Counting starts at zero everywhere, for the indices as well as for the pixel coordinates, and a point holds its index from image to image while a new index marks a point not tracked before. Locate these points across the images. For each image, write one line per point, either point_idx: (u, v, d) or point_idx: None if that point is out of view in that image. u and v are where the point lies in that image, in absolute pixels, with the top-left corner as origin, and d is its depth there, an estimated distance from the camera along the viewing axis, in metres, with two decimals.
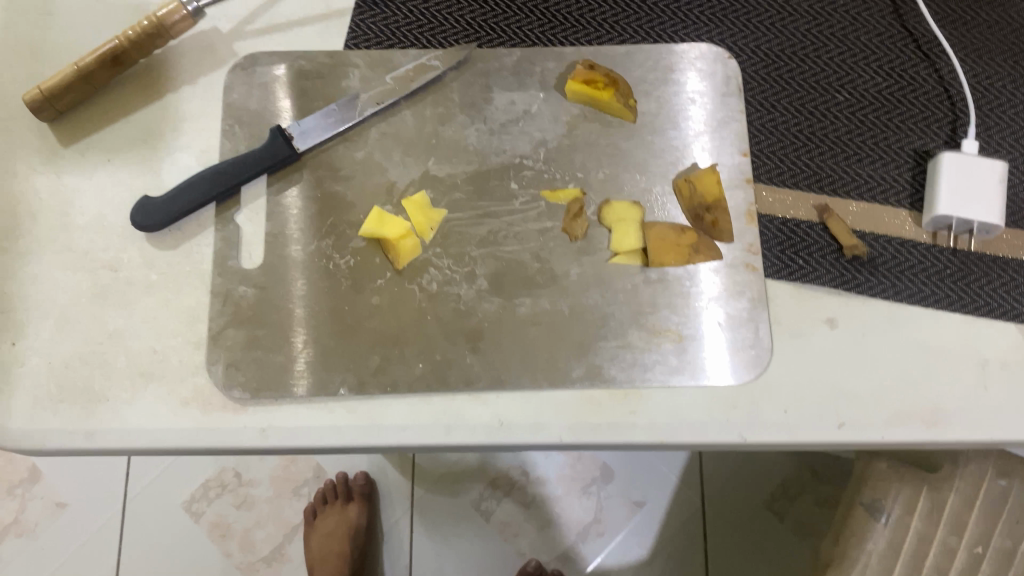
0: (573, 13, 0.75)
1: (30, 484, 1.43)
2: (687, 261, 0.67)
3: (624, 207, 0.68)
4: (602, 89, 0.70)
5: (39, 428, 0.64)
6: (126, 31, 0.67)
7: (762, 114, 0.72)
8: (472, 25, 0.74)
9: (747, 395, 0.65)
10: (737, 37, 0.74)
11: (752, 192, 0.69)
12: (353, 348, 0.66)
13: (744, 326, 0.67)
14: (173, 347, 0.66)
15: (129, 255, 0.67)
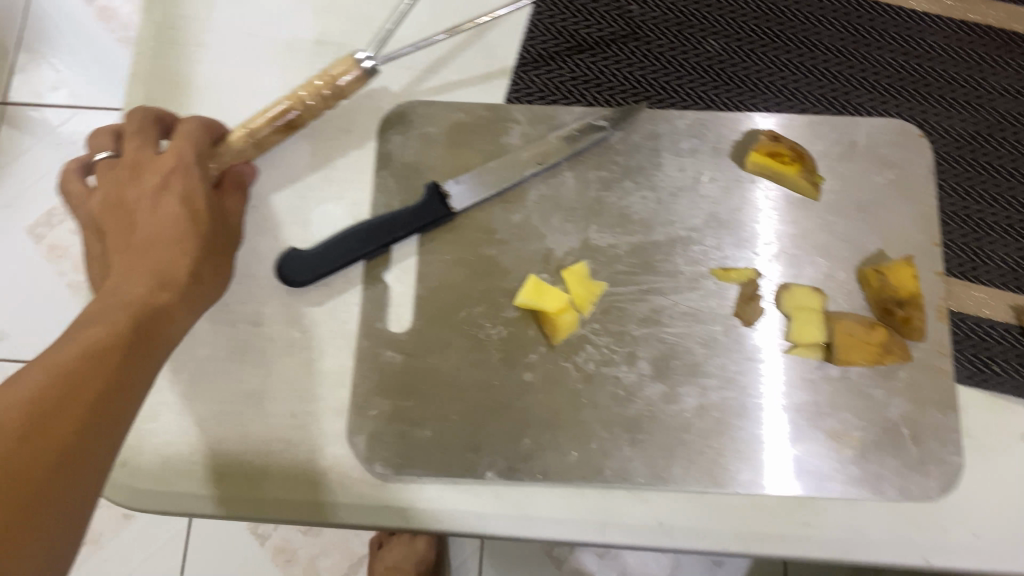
0: (750, 76, 0.69)
1: None
2: (876, 361, 0.61)
3: (805, 294, 0.62)
4: (788, 163, 0.64)
5: (168, 490, 0.60)
6: (301, 93, 0.58)
7: (955, 201, 0.66)
8: (642, 82, 0.69)
9: (932, 514, 0.59)
10: (928, 114, 0.68)
11: (943, 286, 0.64)
12: (502, 429, 0.61)
13: (933, 437, 0.60)
14: (313, 412, 0.62)
15: (271, 310, 0.64)
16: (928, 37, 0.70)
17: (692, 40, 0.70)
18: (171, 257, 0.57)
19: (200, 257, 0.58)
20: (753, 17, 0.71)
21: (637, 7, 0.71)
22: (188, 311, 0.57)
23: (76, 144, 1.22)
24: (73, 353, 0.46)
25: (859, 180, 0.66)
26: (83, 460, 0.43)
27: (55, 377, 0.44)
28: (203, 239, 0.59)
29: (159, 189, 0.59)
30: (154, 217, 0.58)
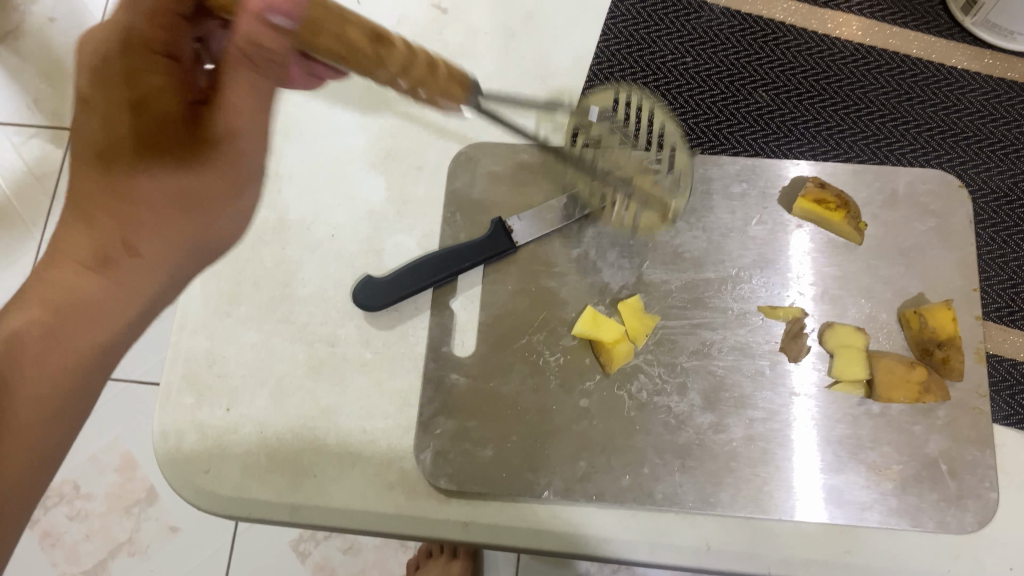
0: (798, 126, 0.74)
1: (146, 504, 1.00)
2: (916, 399, 0.64)
3: (848, 333, 0.66)
4: (833, 210, 0.68)
5: (247, 497, 0.65)
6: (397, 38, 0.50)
7: (992, 249, 0.70)
8: (696, 129, 0.74)
9: (968, 547, 0.63)
10: (968, 166, 0.72)
11: (981, 329, 0.67)
12: (560, 451, 0.65)
13: (971, 473, 0.63)
14: (382, 429, 0.66)
15: (346, 331, 0.69)
16: (967, 92, 0.74)
17: (743, 91, 0.75)
18: (152, 199, 0.49)
19: (205, 195, 0.51)
20: (801, 71, 0.75)
21: (690, 58, 0.76)
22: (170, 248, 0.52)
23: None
24: (31, 332, 0.48)
25: (902, 226, 0.70)
26: (28, 449, 0.46)
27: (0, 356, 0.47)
28: (199, 171, 0.50)
29: (147, 95, 0.47)
30: (122, 154, 0.48)
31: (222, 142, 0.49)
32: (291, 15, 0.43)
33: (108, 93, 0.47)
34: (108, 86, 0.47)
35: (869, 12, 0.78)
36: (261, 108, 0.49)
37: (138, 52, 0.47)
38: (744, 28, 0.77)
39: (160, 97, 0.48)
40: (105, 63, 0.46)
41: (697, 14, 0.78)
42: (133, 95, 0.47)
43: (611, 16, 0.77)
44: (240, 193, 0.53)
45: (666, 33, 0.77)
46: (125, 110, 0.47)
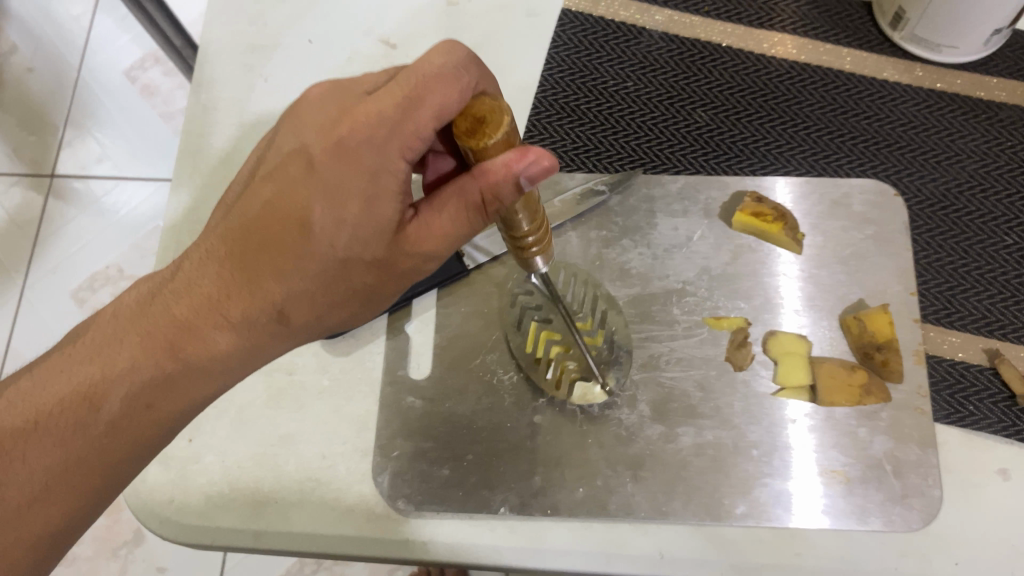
0: (737, 143, 0.76)
1: (135, 545, 1.14)
2: (857, 402, 0.66)
3: (790, 340, 0.68)
4: (771, 223, 0.70)
5: (210, 525, 0.66)
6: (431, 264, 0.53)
7: (928, 253, 0.72)
8: (638, 151, 0.76)
9: (916, 544, 0.64)
10: (903, 174, 0.75)
11: (920, 332, 0.69)
12: (514, 467, 0.66)
13: (915, 471, 0.65)
14: (341, 453, 0.68)
15: (305, 360, 0.71)
16: (899, 104, 0.77)
17: (683, 111, 0.77)
18: (304, 288, 0.50)
19: (349, 268, 0.50)
20: (738, 90, 0.78)
21: (631, 82, 0.79)
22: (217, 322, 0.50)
23: (119, 213, 1.32)
24: (122, 391, 0.49)
25: (840, 235, 0.72)
26: (76, 504, 0.49)
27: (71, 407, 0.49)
28: (364, 260, 0.49)
29: (374, 176, 0.46)
30: (329, 238, 0.47)
31: (405, 247, 0.49)
32: (533, 180, 0.43)
33: (348, 165, 0.46)
34: (325, 176, 0.46)
35: (803, 30, 0.80)
36: (445, 236, 0.48)
37: (378, 135, 0.45)
38: (683, 51, 0.80)
39: (375, 183, 0.46)
40: (360, 137, 0.45)
41: (636, 39, 0.80)
42: (356, 168, 0.45)
43: (553, 45, 0.80)
44: (383, 279, 0.52)
45: (607, 59, 0.79)
46: (341, 189, 0.46)
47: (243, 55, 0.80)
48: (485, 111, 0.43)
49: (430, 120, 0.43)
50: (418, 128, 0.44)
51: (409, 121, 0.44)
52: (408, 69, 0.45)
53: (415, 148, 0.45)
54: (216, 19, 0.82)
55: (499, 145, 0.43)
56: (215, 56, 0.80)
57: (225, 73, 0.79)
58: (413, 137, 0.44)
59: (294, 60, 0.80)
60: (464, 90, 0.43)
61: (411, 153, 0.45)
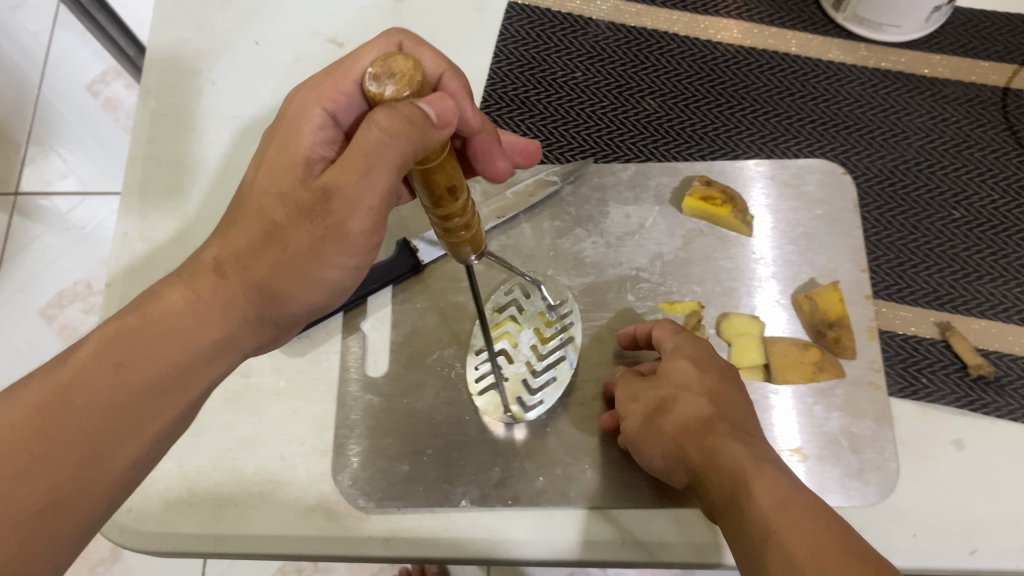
0: (686, 129, 0.77)
1: (112, 563, 1.11)
2: (811, 379, 0.67)
3: (743, 321, 0.68)
4: (720, 206, 0.70)
5: (170, 532, 0.65)
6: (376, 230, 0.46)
7: (878, 230, 0.72)
8: (588, 140, 0.76)
9: (874, 517, 0.64)
10: (850, 153, 0.75)
11: (873, 308, 0.70)
12: (474, 460, 0.66)
13: (870, 445, 0.66)
14: (300, 454, 0.67)
15: (261, 363, 0.70)
16: (845, 84, 0.78)
17: (632, 100, 0.78)
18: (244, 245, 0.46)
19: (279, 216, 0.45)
20: (686, 77, 0.79)
21: (580, 73, 0.79)
22: (182, 303, 0.46)
23: (87, 229, 1.32)
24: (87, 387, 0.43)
25: (790, 216, 0.73)
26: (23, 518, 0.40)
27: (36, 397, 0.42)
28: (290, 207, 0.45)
29: (294, 131, 0.48)
30: (258, 189, 0.47)
31: (314, 194, 0.44)
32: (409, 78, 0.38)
33: (288, 124, 0.49)
34: (269, 138, 0.50)
35: (748, 15, 0.81)
36: (353, 180, 0.43)
37: (310, 89, 0.49)
38: (630, 40, 0.80)
39: (300, 127, 0.48)
40: (298, 99, 0.50)
41: (584, 30, 0.81)
42: (291, 121, 0.49)
43: (501, 38, 0.80)
44: (324, 254, 0.46)
45: (555, 51, 0.80)
46: (280, 142, 0.48)
47: (189, 60, 0.80)
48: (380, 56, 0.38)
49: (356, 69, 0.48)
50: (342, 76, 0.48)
51: (337, 71, 0.49)
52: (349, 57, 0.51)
53: (337, 95, 0.48)
54: (160, 24, 0.81)
55: (385, 76, 0.38)
56: (160, 62, 0.79)
57: (171, 79, 0.79)
58: (334, 84, 0.48)
59: (241, 63, 0.79)
60: (392, 45, 0.50)
61: (329, 101, 0.48)
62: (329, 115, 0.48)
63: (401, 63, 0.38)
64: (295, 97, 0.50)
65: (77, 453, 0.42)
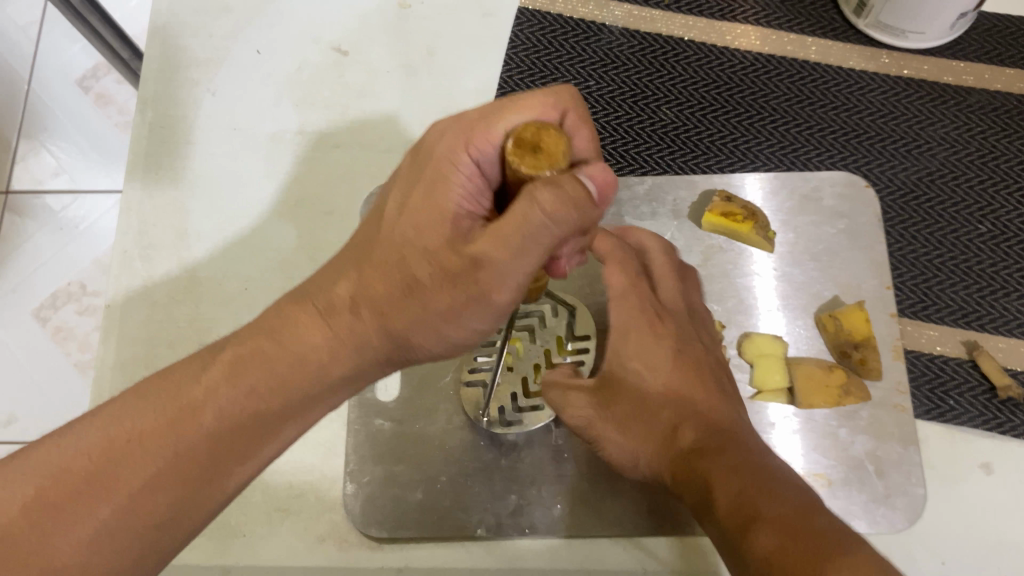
0: (703, 141, 0.74)
1: None
2: (837, 403, 0.64)
3: (766, 342, 0.66)
4: (741, 223, 0.68)
5: (176, 564, 0.63)
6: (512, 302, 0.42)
7: (903, 245, 0.70)
8: (603, 152, 0.74)
9: (903, 545, 0.62)
10: (873, 165, 0.73)
11: (897, 327, 0.68)
12: (489, 487, 0.64)
13: (897, 470, 0.64)
14: (310, 482, 0.65)
15: None
16: (866, 93, 0.75)
17: (647, 110, 0.75)
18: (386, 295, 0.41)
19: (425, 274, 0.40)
20: (702, 85, 0.76)
21: (593, 82, 0.76)
22: (319, 337, 0.41)
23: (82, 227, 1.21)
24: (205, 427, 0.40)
25: (812, 231, 0.71)
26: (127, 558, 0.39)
27: (164, 410, 0.40)
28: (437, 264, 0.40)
29: (438, 176, 0.42)
30: (398, 238, 0.41)
31: (461, 259, 0.39)
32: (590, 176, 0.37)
33: (437, 167, 0.43)
34: (412, 178, 0.44)
35: (765, 20, 0.78)
36: (503, 254, 0.38)
37: (461, 133, 0.43)
38: (644, 46, 0.78)
39: (447, 175, 0.42)
40: (448, 139, 0.43)
41: (596, 37, 0.78)
42: (440, 167, 0.42)
43: (511, 45, 0.77)
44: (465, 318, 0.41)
45: (567, 59, 0.77)
46: (424, 187, 0.42)
47: (187, 70, 0.77)
48: (532, 126, 0.38)
49: (514, 120, 0.42)
50: (494, 127, 0.42)
51: (491, 119, 0.42)
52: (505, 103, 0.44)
53: (485, 146, 0.42)
54: (156, 32, 0.78)
55: (527, 154, 0.37)
56: (157, 72, 0.77)
57: (170, 90, 0.76)
58: (484, 136, 0.42)
59: (242, 72, 0.77)
60: (549, 104, 0.43)
61: (475, 150, 0.42)
62: (479, 169, 0.42)
63: (549, 140, 0.37)
64: (445, 138, 0.43)
65: (191, 477, 0.40)
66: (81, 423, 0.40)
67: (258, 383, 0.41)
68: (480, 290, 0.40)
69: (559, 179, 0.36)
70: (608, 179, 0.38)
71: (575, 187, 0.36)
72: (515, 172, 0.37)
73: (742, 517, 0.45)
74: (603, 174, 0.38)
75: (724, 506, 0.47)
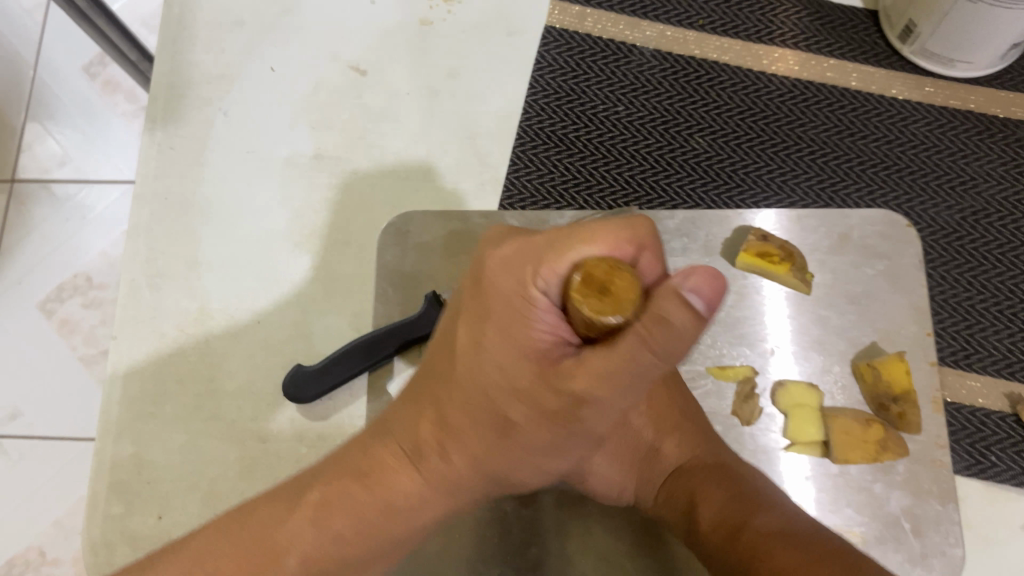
0: (737, 172, 0.71)
1: None
2: (874, 458, 0.62)
3: (801, 391, 0.64)
4: (778, 265, 0.65)
5: None
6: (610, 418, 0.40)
7: (945, 288, 0.67)
8: (632, 183, 0.71)
9: None
10: (915, 203, 0.70)
11: (938, 376, 0.65)
12: (510, 538, 0.62)
13: (936, 530, 0.61)
14: None
15: (279, 426, 0.65)
16: (910, 124, 0.72)
17: (679, 138, 0.72)
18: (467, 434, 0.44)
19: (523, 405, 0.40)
20: (737, 113, 0.73)
21: (623, 107, 0.73)
22: (409, 484, 0.47)
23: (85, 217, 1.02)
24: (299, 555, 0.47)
25: (851, 272, 0.67)
26: None
27: (257, 543, 0.47)
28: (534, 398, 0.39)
29: (505, 310, 0.39)
30: (484, 372, 0.40)
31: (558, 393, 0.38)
32: (695, 288, 0.31)
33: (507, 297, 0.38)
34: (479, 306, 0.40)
35: (804, 43, 0.75)
36: (603, 390, 0.36)
37: (525, 262, 0.38)
38: (678, 69, 0.74)
39: (521, 309, 0.38)
40: (511, 266, 0.38)
41: (626, 58, 0.75)
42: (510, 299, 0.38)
43: (537, 67, 0.74)
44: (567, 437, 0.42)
45: (596, 82, 0.74)
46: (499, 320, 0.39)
47: (198, 87, 0.73)
48: (603, 262, 0.35)
49: (579, 248, 0.35)
50: (558, 257, 0.36)
51: (555, 245, 0.36)
52: (566, 230, 0.37)
53: (550, 277, 0.36)
54: (166, 46, 0.75)
55: (592, 296, 0.34)
56: (167, 90, 0.73)
57: (179, 109, 0.73)
58: (548, 268, 0.36)
59: (256, 91, 0.73)
60: (627, 236, 0.35)
61: (541, 282, 0.37)
62: (550, 301, 0.37)
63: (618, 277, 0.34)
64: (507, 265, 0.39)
65: None
66: (182, 545, 0.47)
67: (344, 528, 0.47)
68: (582, 415, 0.39)
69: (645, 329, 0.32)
70: (720, 283, 0.32)
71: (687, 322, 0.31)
72: (581, 314, 0.34)
73: (730, 528, 0.50)
74: (710, 279, 0.32)
75: (707, 522, 0.52)
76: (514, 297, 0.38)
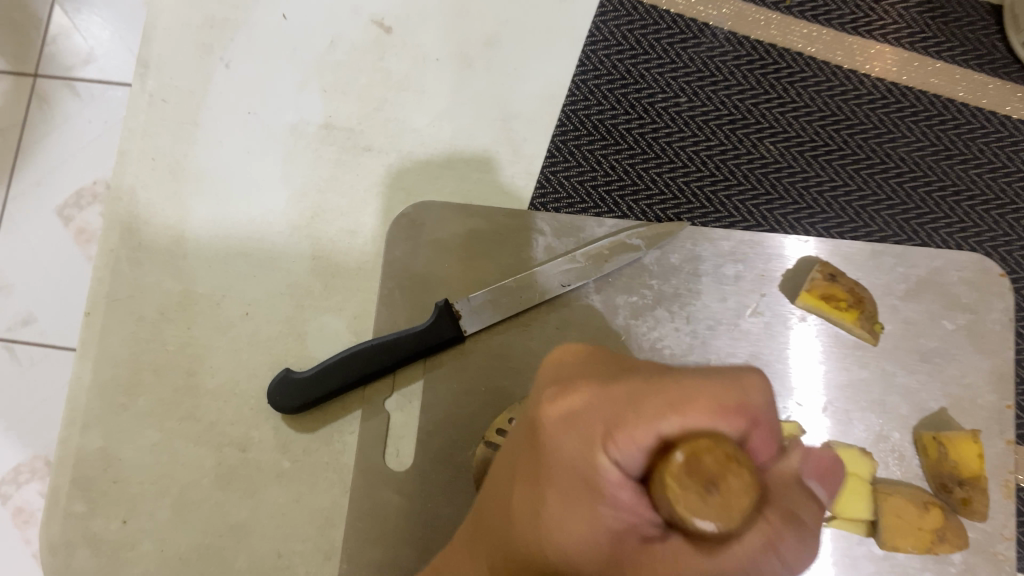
0: (810, 190, 0.61)
1: None
2: (927, 549, 0.54)
3: (853, 459, 0.55)
4: (845, 310, 0.57)
5: None
6: None
7: None
8: (686, 192, 0.61)
9: None
10: (1011, 247, 0.60)
11: (1012, 457, 0.57)
12: None
13: None
14: (301, 553, 0.57)
15: (262, 434, 0.58)
16: (1019, 150, 0.61)
17: (746, 142, 0.62)
18: None
19: None
20: (819, 118, 0.62)
21: (685, 99, 0.63)
22: None
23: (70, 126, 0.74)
24: None
25: (927, 324, 0.59)
26: None
27: None
28: None
29: (568, 484, 0.31)
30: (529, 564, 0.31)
31: None
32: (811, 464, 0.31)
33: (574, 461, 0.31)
34: (520, 470, 0.32)
35: (907, 40, 0.63)
36: None
37: (598, 421, 0.30)
38: (754, 58, 0.63)
39: (584, 482, 0.30)
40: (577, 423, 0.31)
41: (696, 39, 0.63)
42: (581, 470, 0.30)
43: (590, 41, 0.63)
44: None
45: (657, 65, 0.63)
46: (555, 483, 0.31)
47: (197, 32, 0.64)
48: (721, 450, 0.27)
49: (667, 420, 0.28)
50: (641, 425, 0.28)
51: (638, 407, 0.29)
52: (652, 382, 0.30)
53: (626, 447, 0.29)
54: None
55: (695, 484, 0.27)
56: (164, 32, 0.64)
57: (177, 56, 0.64)
58: (628, 437, 0.29)
59: (264, 43, 0.64)
60: (739, 409, 0.29)
61: (614, 452, 0.29)
62: (626, 475, 0.29)
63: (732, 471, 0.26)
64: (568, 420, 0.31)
65: None
66: None
67: None
68: None
69: (775, 530, 0.28)
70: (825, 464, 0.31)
71: (810, 517, 0.29)
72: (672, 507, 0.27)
73: None
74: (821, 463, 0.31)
75: None
76: (577, 468, 0.30)
